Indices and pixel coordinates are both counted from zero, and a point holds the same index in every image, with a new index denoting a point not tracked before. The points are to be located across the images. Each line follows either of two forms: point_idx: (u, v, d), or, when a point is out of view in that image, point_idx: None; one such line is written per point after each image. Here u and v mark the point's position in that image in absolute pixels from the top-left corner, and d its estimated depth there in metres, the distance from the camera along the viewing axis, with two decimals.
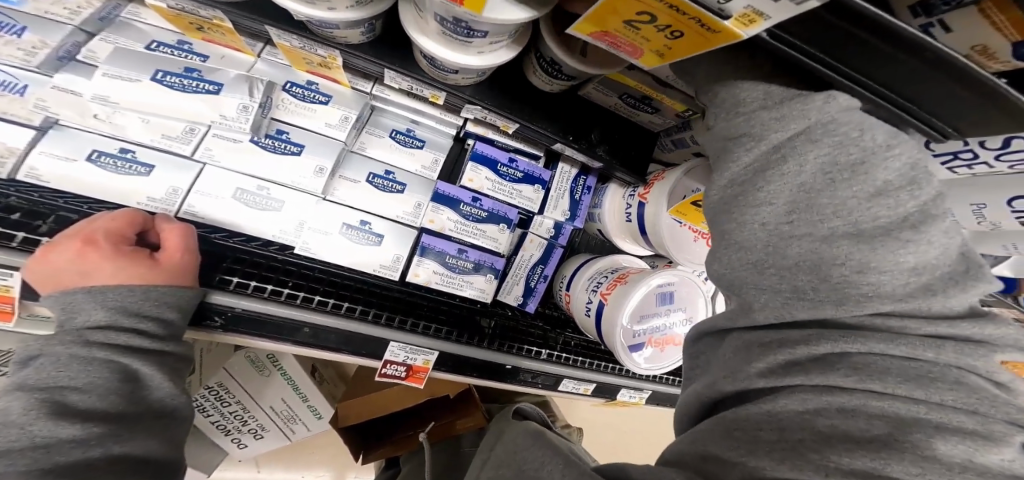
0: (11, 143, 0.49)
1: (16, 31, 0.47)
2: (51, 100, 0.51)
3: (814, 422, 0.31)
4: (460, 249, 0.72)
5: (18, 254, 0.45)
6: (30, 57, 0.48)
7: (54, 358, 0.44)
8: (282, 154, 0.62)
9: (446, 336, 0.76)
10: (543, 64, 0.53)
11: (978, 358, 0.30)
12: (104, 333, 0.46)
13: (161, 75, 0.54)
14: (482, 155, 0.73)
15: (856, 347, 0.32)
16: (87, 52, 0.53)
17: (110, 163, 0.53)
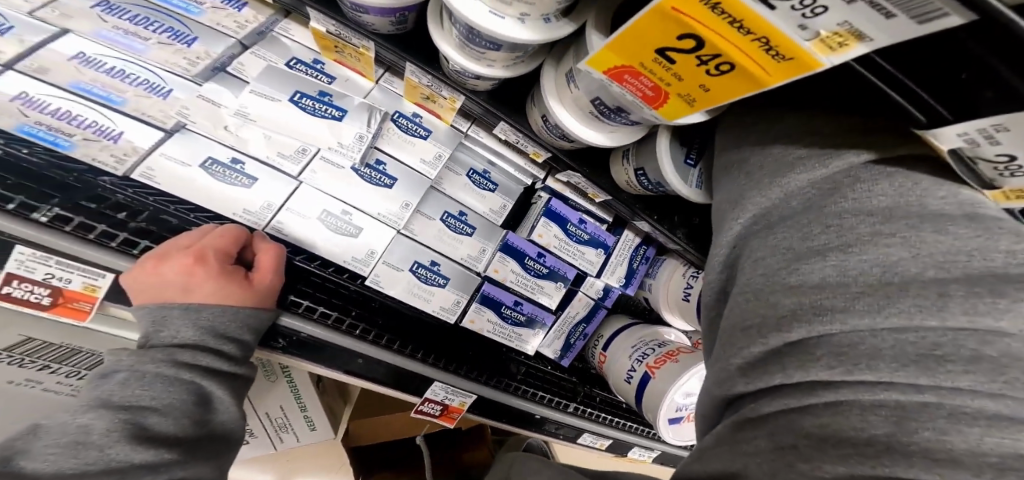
0: (139, 143, 0.49)
1: (188, 41, 0.53)
2: (195, 108, 0.52)
3: (803, 424, 0.27)
4: (516, 300, 0.74)
5: (121, 259, 0.44)
6: (191, 66, 0.51)
7: (139, 373, 0.43)
8: (374, 185, 0.63)
9: (485, 382, 0.76)
10: (643, 181, 0.56)
11: (1002, 317, 0.23)
12: (191, 354, 0.45)
13: (299, 97, 0.56)
14: (555, 212, 0.73)
15: (952, 403, 0.23)
16: (237, 65, 0.55)
17: (222, 172, 0.53)
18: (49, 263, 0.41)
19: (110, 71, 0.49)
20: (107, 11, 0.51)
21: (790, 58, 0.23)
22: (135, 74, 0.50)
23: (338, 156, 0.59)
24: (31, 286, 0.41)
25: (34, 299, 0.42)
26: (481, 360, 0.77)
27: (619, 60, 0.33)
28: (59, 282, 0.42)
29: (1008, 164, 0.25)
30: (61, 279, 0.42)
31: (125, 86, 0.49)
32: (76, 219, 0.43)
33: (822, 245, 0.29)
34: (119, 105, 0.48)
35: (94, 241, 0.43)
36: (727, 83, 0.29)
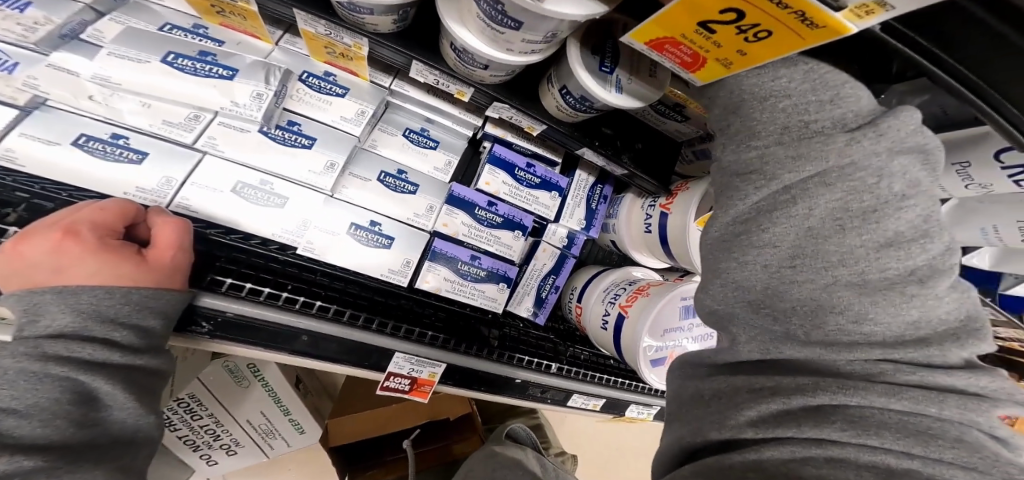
0: None
1: (19, 6, 0.44)
2: (45, 78, 0.46)
3: (801, 472, 0.29)
4: (473, 256, 0.68)
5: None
6: (29, 33, 0.45)
7: (1, 371, 0.37)
8: (291, 146, 0.57)
9: (456, 347, 0.71)
10: (571, 101, 0.51)
11: (976, 412, 0.28)
12: (65, 345, 0.39)
13: (172, 57, 0.50)
14: (501, 158, 0.68)
15: (856, 399, 0.30)
16: (93, 31, 0.49)
17: (100, 149, 0.48)
18: None
19: None
20: None
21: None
22: None
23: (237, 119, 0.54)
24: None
25: None
26: (447, 326, 0.72)
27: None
28: None
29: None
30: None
31: None
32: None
33: (833, 335, 0.31)
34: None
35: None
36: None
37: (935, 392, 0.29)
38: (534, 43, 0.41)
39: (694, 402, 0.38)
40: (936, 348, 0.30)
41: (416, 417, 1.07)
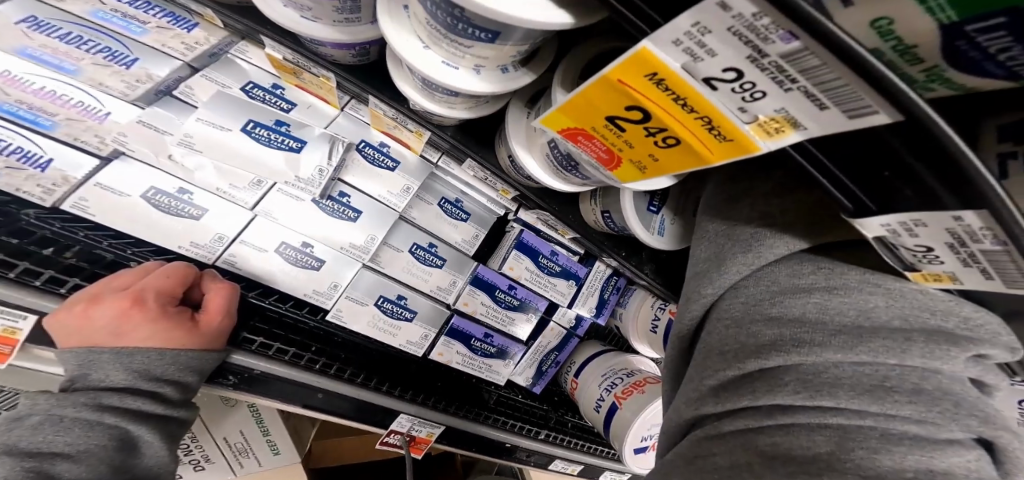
0: (70, 172, 0.45)
1: (128, 62, 0.47)
2: (133, 135, 0.48)
3: (757, 441, 0.31)
4: (486, 333, 0.72)
5: (49, 300, 0.41)
6: (130, 90, 0.47)
7: (58, 418, 0.41)
8: (338, 219, 0.59)
9: (455, 411, 0.74)
10: (608, 222, 0.56)
11: (948, 360, 0.26)
12: (120, 397, 0.43)
13: (252, 127, 0.51)
14: (527, 244, 0.70)
15: (811, 358, 0.28)
16: (184, 88, 0.51)
17: (165, 204, 0.50)
18: None
19: (42, 93, 0.45)
20: (35, 28, 0.45)
21: (730, 139, 0.21)
22: (65, 94, 0.46)
23: (296, 189, 0.55)
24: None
25: None
26: (448, 390, 0.75)
27: (572, 123, 0.29)
28: None
29: (924, 253, 0.23)
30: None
31: (56, 108, 0.45)
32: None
33: (807, 284, 0.30)
34: (49, 130, 0.45)
35: (15, 279, 0.40)
36: (674, 158, 0.26)
37: (901, 339, 0.26)
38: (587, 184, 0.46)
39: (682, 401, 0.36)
40: (925, 307, 0.27)
41: None
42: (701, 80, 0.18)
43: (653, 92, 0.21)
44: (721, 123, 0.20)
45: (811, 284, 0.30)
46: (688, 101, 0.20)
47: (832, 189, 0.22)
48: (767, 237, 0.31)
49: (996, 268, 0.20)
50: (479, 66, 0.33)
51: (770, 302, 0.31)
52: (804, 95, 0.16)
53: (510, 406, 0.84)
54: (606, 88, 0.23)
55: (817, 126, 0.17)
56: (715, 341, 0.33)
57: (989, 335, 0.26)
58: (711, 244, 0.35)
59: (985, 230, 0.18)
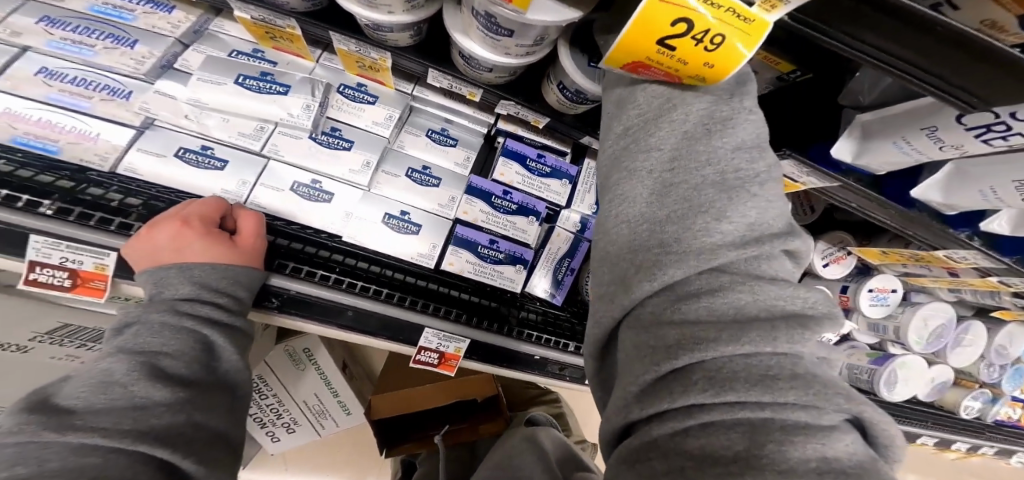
0: (115, 141, 0.57)
1: (130, 44, 0.58)
2: (153, 103, 0.59)
3: (687, 445, 0.30)
4: (492, 240, 0.74)
5: (119, 238, 0.53)
6: (139, 65, 0.58)
7: (149, 324, 0.50)
8: (334, 150, 0.66)
9: (480, 325, 0.78)
10: (568, 95, 0.58)
11: (802, 344, 0.31)
12: (191, 305, 0.53)
13: (242, 79, 0.61)
14: (514, 151, 0.75)
15: (711, 353, 0.31)
16: (182, 61, 0.62)
17: (194, 160, 0.60)
18: (62, 248, 0.50)
19: (73, 81, 0.57)
20: (51, 25, 0.56)
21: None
22: (94, 80, 0.58)
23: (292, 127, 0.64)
24: (52, 271, 0.51)
25: (57, 282, 0.52)
26: (470, 306, 0.79)
27: None
28: (74, 265, 0.52)
29: None
30: (70, 260, 0.51)
31: (91, 93, 0.57)
32: (76, 210, 0.52)
33: (696, 290, 0.34)
34: (87, 109, 0.56)
35: (94, 226, 0.52)
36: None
37: (770, 327, 0.31)
38: (527, 47, 0.49)
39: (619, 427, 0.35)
40: (780, 296, 0.32)
41: (450, 395, 1.15)
42: None
43: None
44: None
45: (698, 290, 0.34)
46: None
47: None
48: (676, 237, 0.34)
49: None
50: None
51: (672, 310, 0.34)
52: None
53: (535, 322, 0.86)
54: None
55: None
56: (633, 343, 0.35)
57: (824, 308, 0.33)
58: (614, 268, 0.37)
59: None
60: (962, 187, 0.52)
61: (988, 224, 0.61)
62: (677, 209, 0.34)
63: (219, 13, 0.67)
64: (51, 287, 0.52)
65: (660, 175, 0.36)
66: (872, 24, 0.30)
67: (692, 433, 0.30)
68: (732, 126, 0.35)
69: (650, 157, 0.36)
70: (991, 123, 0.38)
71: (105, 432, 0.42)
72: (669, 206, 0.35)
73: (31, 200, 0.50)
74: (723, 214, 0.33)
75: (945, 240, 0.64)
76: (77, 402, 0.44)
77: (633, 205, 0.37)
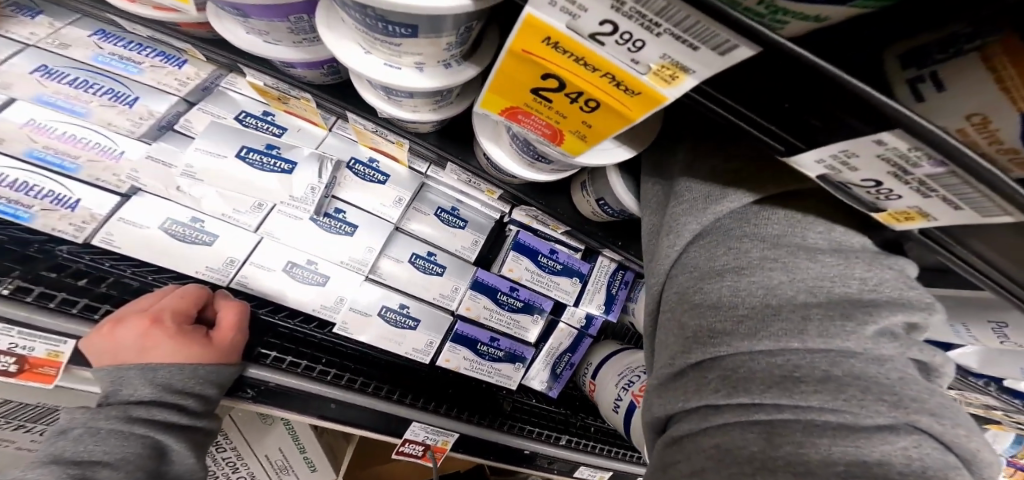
0: (96, 209, 0.51)
1: (130, 101, 0.54)
2: (144, 171, 0.54)
3: (704, 445, 0.28)
4: (492, 337, 0.70)
5: (84, 325, 0.46)
6: (135, 127, 0.54)
7: (94, 431, 0.46)
8: (336, 235, 0.62)
9: (471, 418, 0.73)
10: (605, 210, 0.55)
11: (848, 337, 0.25)
12: (146, 409, 0.47)
13: (245, 151, 0.57)
14: (526, 245, 0.70)
15: (724, 348, 0.28)
16: (184, 122, 0.58)
17: (181, 232, 0.55)
18: (13, 335, 0.43)
19: (61, 136, 0.52)
20: (47, 76, 0.52)
21: (639, 93, 0.22)
22: (84, 137, 0.53)
23: (292, 209, 0.60)
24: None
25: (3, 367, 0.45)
26: (461, 399, 0.73)
27: (508, 102, 0.32)
28: (24, 350, 0.44)
29: (877, 188, 0.23)
30: (21, 348, 0.44)
31: (79, 152, 0.52)
32: (37, 289, 0.44)
33: (721, 266, 0.30)
34: (74, 172, 0.51)
35: (54, 308, 0.45)
36: (602, 119, 0.28)
37: (800, 318, 0.26)
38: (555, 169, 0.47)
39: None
40: (825, 277, 0.28)
41: None
42: (588, 38, 0.19)
43: (555, 57, 0.22)
44: (624, 79, 0.21)
45: (724, 266, 0.30)
46: (587, 62, 0.21)
47: (759, 135, 0.25)
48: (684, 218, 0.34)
49: (955, 193, 0.20)
50: (421, 64, 0.34)
51: (694, 289, 0.31)
52: (675, 38, 0.17)
53: (529, 413, 0.81)
54: (517, 59, 0.25)
55: (704, 68, 0.18)
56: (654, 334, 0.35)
57: (893, 292, 0.27)
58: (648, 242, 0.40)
59: (913, 151, 0.18)
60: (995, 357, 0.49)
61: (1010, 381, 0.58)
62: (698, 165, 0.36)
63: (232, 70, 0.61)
64: None
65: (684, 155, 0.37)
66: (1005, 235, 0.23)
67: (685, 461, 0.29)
68: None
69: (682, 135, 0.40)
70: None
71: None
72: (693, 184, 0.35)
73: None
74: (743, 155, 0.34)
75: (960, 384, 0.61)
76: None
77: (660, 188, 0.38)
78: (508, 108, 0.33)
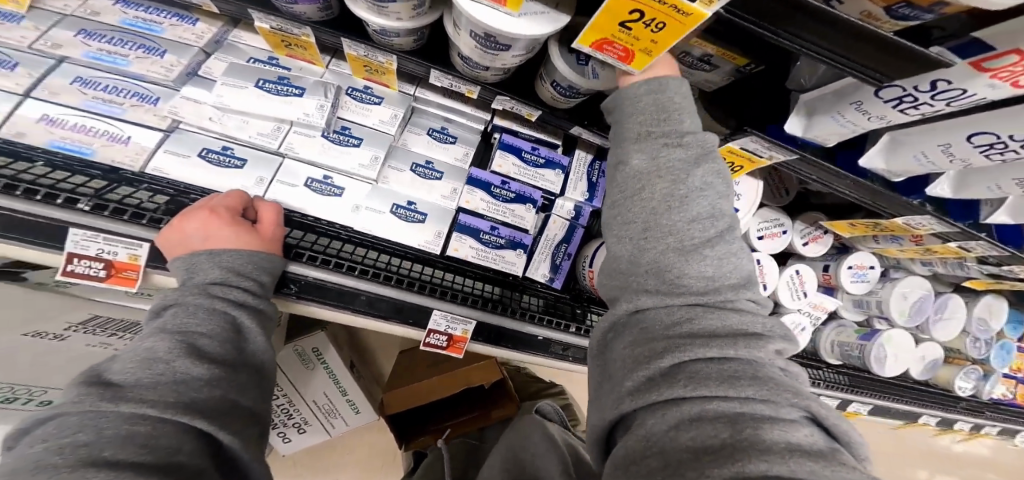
0: (143, 143, 0.62)
1: (161, 54, 0.64)
2: (180, 107, 0.64)
3: (680, 436, 0.37)
4: (492, 226, 0.80)
5: (150, 231, 0.57)
6: (169, 72, 0.63)
7: (185, 305, 0.52)
8: (345, 147, 0.72)
9: (486, 307, 0.80)
10: (560, 90, 0.64)
11: (754, 349, 0.42)
12: (222, 288, 0.55)
13: (261, 83, 0.67)
14: (510, 145, 0.82)
15: (687, 358, 0.41)
16: (206, 68, 0.67)
17: (216, 158, 0.65)
18: (100, 240, 0.54)
19: (108, 90, 0.62)
20: (88, 38, 0.62)
21: None
22: (125, 88, 0.64)
23: (307, 126, 0.69)
24: (88, 262, 0.54)
25: (91, 273, 0.55)
26: (477, 289, 0.81)
27: None
28: (110, 256, 0.55)
29: None
30: (105, 252, 0.54)
31: (122, 99, 0.63)
32: (111, 207, 0.55)
33: (671, 315, 0.45)
34: (119, 114, 0.62)
35: (129, 220, 0.56)
36: None
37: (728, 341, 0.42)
38: (519, 55, 0.56)
39: (624, 459, 0.40)
40: (734, 318, 0.44)
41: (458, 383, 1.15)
42: None
43: None
44: None
45: (678, 318, 0.45)
46: None
47: None
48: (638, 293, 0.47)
49: None
50: None
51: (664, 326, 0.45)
52: None
53: (546, 305, 0.89)
54: None
55: None
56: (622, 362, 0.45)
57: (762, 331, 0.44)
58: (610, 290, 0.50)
59: None
60: (897, 155, 0.53)
61: (933, 190, 0.60)
62: (634, 263, 0.48)
63: (238, 24, 0.72)
64: (86, 277, 0.55)
65: (639, 228, 0.49)
66: (833, 38, 0.34)
67: (659, 423, 0.39)
68: (687, 203, 0.47)
69: (631, 227, 0.49)
70: (902, 95, 0.40)
71: (151, 403, 0.41)
72: (643, 252, 0.48)
73: (70, 197, 0.53)
74: (682, 268, 0.46)
75: (899, 208, 0.65)
76: (124, 377, 0.43)
77: (620, 248, 0.50)
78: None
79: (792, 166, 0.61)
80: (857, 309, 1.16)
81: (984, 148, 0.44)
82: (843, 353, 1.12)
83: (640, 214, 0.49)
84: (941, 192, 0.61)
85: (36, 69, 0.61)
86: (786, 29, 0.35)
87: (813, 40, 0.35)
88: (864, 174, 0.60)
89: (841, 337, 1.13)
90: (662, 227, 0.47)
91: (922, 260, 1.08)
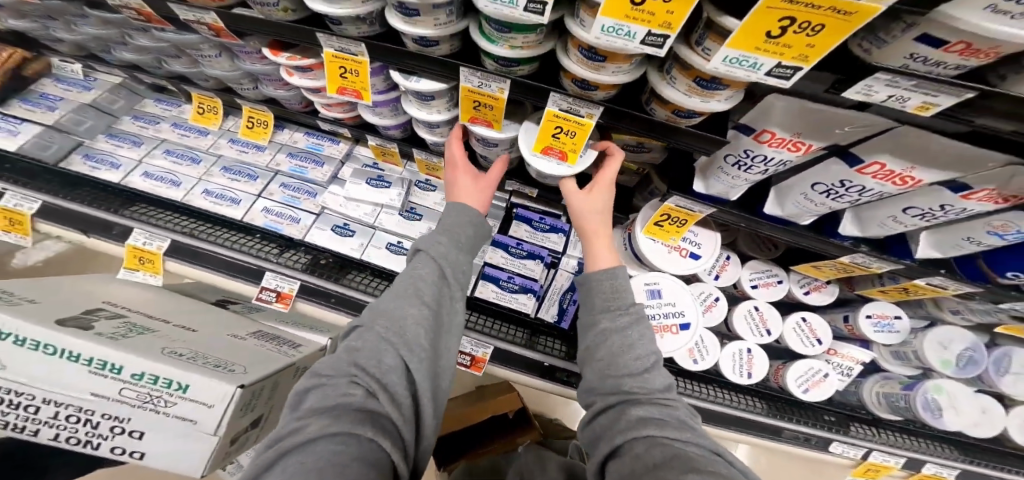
0: (305, 222, 0.95)
1: (319, 165, 1.01)
2: (328, 199, 0.97)
3: (651, 456, 0.50)
4: (509, 275, 1.02)
5: (298, 272, 0.89)
6: (324, 176, 1.00)
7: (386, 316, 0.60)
8: (411, 220, 0.97)
9: (502, 335, 1.01)
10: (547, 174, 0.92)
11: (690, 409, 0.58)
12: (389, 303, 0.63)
13: (369, 180, 0.99)
14: (523, 216, 1.09)
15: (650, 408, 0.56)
16: (342, 173, 1.02)
17: (339, 230, 0.95)
18: (279, 278, 0.88)
19: (288, 188, 0.98)
20: (290, 157, 1.02)
21: (494, 97, 0.63)
22: (298, 187, 0.99)
23: (392, 208, 0.97)
24: (268, 291, 0.89)
25: (270, 298, 0.89)
26: (497, 321, 1.03)
27: (467, 115, 0.70)
28: (280, 288, 0.89)
29: (582, 86, 0.57)
30: (278, 286, 0.89)
31: (303, 197, 0.98)
32: (284, 258, 0.91)
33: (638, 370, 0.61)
34: (299, 204, 0.97)
35: (292, 265, 0.90)
36: (498, 112, 0.67)
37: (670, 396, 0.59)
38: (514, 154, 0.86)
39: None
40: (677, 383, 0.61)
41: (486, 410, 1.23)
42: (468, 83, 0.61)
43: (471, 93, 0.64)
44: (486, 93, 0.62)
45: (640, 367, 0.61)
46: (475, 92, 0.63)
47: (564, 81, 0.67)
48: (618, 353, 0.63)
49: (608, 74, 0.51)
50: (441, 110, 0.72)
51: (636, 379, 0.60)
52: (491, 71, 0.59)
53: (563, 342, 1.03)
54: (461, 99, 0.67)
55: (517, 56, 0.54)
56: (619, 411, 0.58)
57: None
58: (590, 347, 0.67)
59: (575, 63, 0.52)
60: (788, 198, 0.69)
61: (843, 227, 0.73)
62: (600, 373, 0.62)
63: (359, 141, 1.06)
64: (266, 301, 0.89)
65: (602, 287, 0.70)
66: (678, 133, 0.58)
67: (641, 446, 0.52)
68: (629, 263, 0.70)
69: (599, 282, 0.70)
70: (738, 154, 0.60)
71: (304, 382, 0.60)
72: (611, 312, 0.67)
73: (265, 253, 0.91)
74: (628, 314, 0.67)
75: (833, 249, 0.75)
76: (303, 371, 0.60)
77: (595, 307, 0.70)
78: (468, 117, 0.70)
79: (722, 218, 0.78)
80: (898, 361, 1.00)
81: (828, 192, 0.61)
82: (891, 404, 1.00)
83: (605, 351, 0.64)
84: (850, 229, 0.73)
85: (265, 180, 1.00)
86: (657, 131, 0.59)
87: (674, 136, 0.58)
88: (785, 223, 0.75)
89: (885, 388, 1.01)
90: (620, 328, 0.65)
91: (951, 305, 0.92)
